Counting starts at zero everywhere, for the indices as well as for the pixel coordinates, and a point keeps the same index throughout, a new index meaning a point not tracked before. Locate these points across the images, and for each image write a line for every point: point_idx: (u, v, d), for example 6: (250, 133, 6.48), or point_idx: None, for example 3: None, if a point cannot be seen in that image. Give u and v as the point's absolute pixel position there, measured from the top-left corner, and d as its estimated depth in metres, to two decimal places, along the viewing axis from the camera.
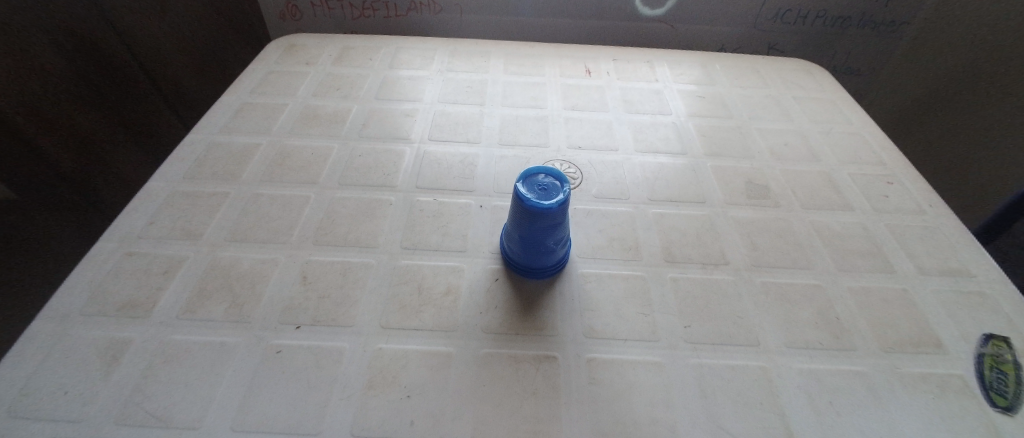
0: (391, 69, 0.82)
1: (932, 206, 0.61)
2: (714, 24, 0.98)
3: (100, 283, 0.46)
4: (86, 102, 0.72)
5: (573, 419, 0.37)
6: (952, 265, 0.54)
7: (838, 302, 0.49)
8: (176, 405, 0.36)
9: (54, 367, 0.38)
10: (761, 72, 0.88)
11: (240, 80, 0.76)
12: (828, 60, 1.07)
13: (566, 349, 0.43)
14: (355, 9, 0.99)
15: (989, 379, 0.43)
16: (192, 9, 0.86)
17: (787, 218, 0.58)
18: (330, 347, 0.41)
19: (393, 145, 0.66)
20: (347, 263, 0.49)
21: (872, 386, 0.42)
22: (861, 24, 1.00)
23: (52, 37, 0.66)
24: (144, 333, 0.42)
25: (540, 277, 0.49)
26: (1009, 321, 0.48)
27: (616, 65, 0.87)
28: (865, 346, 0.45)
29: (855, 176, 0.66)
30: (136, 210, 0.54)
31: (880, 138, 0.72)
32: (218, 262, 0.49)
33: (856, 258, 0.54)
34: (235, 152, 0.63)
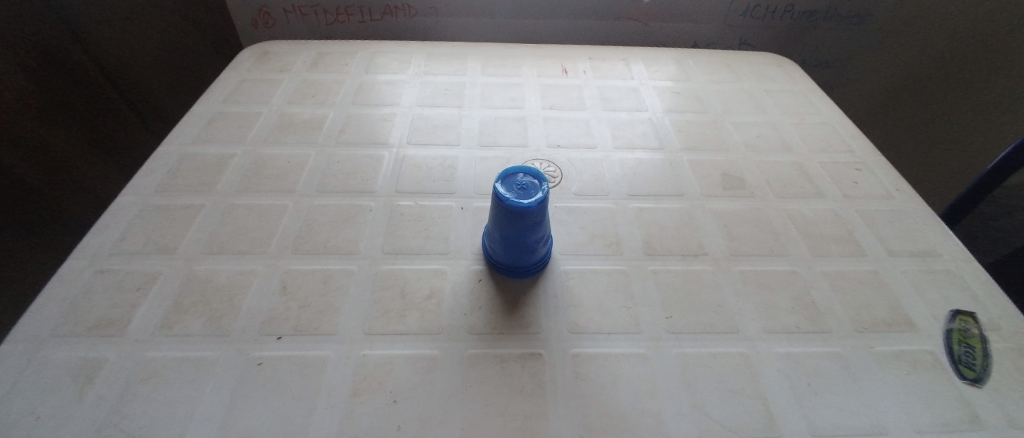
0: (367, 74, 0.81)
1: (899, 190, 0.63)
2: (687, 21, 1.00)
3: (70, 302, 0.44)
4: (52, 118, 0.70)
5: (560, 414, 0.38)
6: (919, 247, 0.56)
7: (813, 286, 0.51)
8: (155, 423, 0.35)
9: (24, 391, 0.37)
10: (734, 67, 0.90)
11: (213, 89, 0.75)
12: (798, 53, 1.10)
13: (551, 346, 0.43)
14: (329, 15, 0.98)
15: (959, 353, 0.45)
16: (161, 20, 0.84)
17: (762, 207, 0.60)
18: (313, 356, 0.41)
19: (371, 150, 0.65)
20: (328, 270, 0.49)
21: (848, 366, 0.43)
22: (827, 18, 1.03)
23: (15, 54, 0.64)
24: (118, 352, 0.40)
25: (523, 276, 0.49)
26: (974, 298, 0.50)
27: (592, 64, 0.88)
28: (840, 327, 0.46)
29: (825, 164, 0.68)
30: (107, 226, 0.52)
31: (848, 127, 0.75)
32: (195, 275, 0.48)
33: (829, 244, 0.56)
34: (209, 162, 0.62)
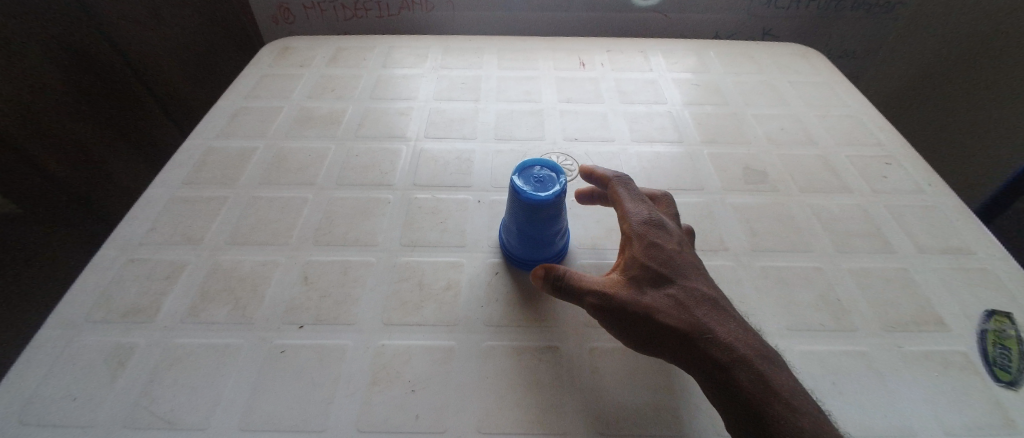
0: (384, 68, 0.82)
1: (930, 185, 0.61)
2: (708, 11, 0.98)
3: (103, 290, 0.46)
4: (82, 113, 0.73)
5: (576, 407, 0.38)
6: (952, 243, 0.54)
7: (838, 283, 0.49)
8: (183, 407, 0.37)
9: (62, 374, 0.39)
10: (756, 58, 0.88)
11: (235, 84, 0.76)
12: (824, 44, 1.06)
13: (568, 340, 0.43)
14: (346, 10, 0.98)
15: (993, 355, 0.43)
16: (186, 17, 0.86)
17: (785, 202, 0.58)
18: (332, 345, 0.42)
19: (389, 143, 0.66)
20: (347, 262, 0.50)
21: (874, 365, 0.42)
22: (855, 7, 0.99)
23: (49, 52, 0.66)
24: (148, 338, 0.42)
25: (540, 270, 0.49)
26: (1011, 297, 0.48)
27: (610, 56, 0.87)
28: (866, 326, 0.45)
29: (852, 158, 0.66)
30: (136, 217, 0.54)
31: (877, 119, 0.72)
32: (220, 265, 0.49)
33: (855, 240, 0.54)
34: (232, 156, 0.63)
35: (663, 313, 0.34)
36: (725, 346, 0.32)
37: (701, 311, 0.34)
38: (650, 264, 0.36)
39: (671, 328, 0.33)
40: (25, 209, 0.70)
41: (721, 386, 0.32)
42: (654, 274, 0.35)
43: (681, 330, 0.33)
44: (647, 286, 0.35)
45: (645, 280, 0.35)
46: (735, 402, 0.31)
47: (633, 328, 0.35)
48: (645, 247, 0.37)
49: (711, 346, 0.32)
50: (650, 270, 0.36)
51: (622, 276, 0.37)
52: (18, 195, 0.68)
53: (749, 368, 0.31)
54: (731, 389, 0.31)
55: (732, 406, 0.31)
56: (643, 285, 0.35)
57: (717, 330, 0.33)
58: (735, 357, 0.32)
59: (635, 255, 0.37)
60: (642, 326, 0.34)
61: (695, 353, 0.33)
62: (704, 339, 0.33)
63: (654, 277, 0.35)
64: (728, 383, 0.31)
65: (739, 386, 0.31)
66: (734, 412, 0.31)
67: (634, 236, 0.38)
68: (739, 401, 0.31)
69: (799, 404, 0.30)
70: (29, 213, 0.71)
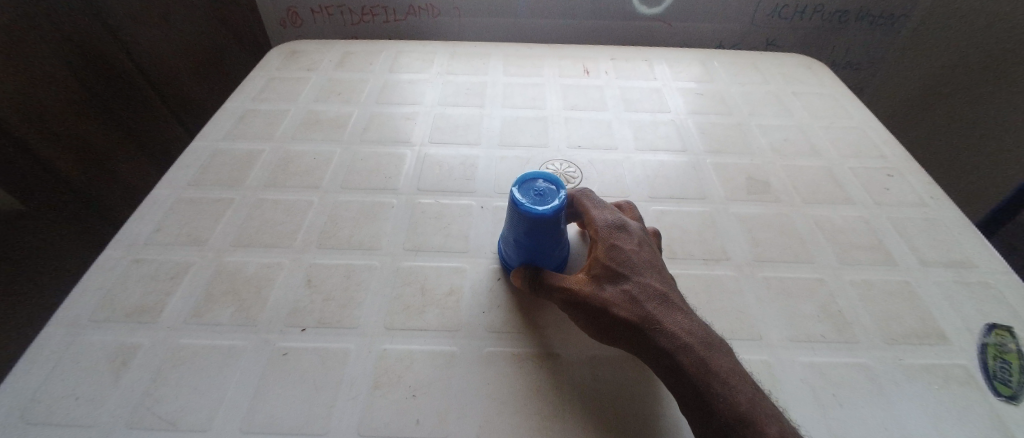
0: (391, 73, 0.83)
1: (933, 198, 0.61)
2: (713, 21, 0.98)
3: (109, 289, 0.46)
4: (89, 112, 0.73)
5: (576, 415, 0.38)
6: (954, 257, 0.54)
7: (839, 294, 0.49)
8: (185, 408, 0.37)
9: (66, 373, 0.39)
10: (760, 68, 0.88)
11: (243, 86, 0.77)
12: (827, 55, 1.07)
13: (569, 347, 0.43)
14: (354, 15, 0.99)
15: (994, 369, 0.43)
16: (197, 20, 0.87)
17: (787, 213, 0.59)
18: (335, 348, 0.42)
19: (394, 148, 0.66)
20: (351, 265, 0.50)
21: (875, 378, 0.42)
22: (859, 20, 1.00)
23: (59, 51, 0.67)
24: (152, 338, 0.42)
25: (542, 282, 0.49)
26: (1012, 311, 0.48)
27: (615, 64, 0.88)
28: (868, 338, 0.45)
29: (855, 169, 0.66)
30: (143, 217, 0.54)
31: (880, 131, 0.72)
32: (224, 267, 0.49)
33: (857, 252, 0.54)
34: (239, 158, 0.64)
35: (618, 306, 0.37)
36: (674, 336, 0.35)
37: (654, 305, 0.37)
38: (609, 262, 0.39)
39: (624, 319, 0.37)
40: (24, 202, 0.71)
41: (671, 372, 0.35)
42: (611, 270, 0.39)
43: (633, 322, 0.36)
44: (607, 281, 0.39)
45: (604, 276, 0.39)
46: (683, 387, 0.34)
47: (592, 319, 0.38)
48: (606, 247, 0.40)
49: (660, 336, 0.36)
50: (608, 268, 0.39)
51: (585, 272, 0.40)
52: (18, 189, 0.69)
53: (695, 357, 0.34)
54: (680, 375, 0.34)
55: (680, 391, 0.34)
56: (602, 281, 0.39)
57: (669, 322, 0.36)
58: (681, 346, 0.35)
59: (596, 253, 0.40)
60: (600, 318, 0.38)
61: (647, 340, 0.36)
62: (654, 329, 0.36)
63: (612, 273, 0.39)
64: (676, 369, 0.34)
65: (686, 372, 0.34)
66: (682, 395, 0.34)
67: (597, 237, 0.41)
68: (686, 385, 0.34)
69: (737, 390, 0.32)
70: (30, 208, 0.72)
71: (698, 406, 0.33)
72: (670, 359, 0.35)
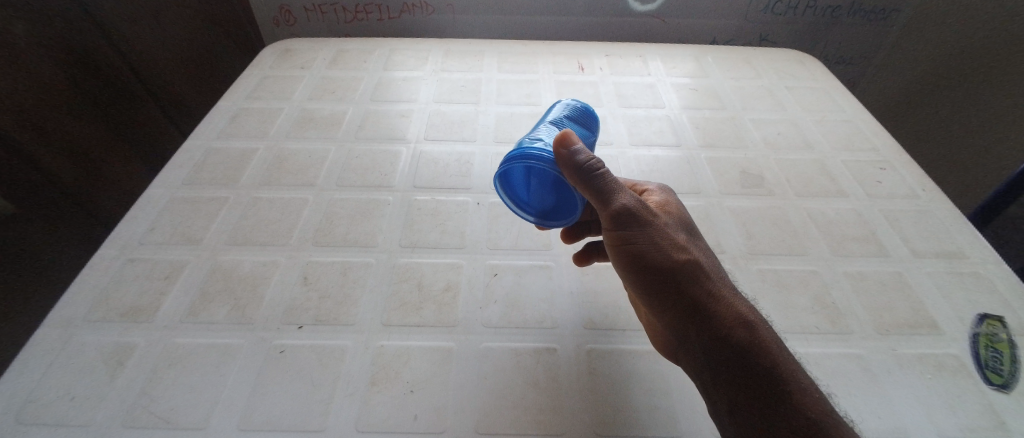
0: (385, 71, 0.82)
1: (925, 190, 0.62)
2: (706, 17, 0.99)
3: (103, 290, 0.46)
4: (81, 112, 0.73)
5: (574, 408, 0.38)
6: (946, 248, 0.54)
7: (833, 286, 0.50)
8: (181, 407, 0.37)
9: (61, 373, 0.39)
10: (754, 63, 0.89)
11: (236, 85, 0.77)
12: (820, 49, 1.07)
13: (566, 341, 0.43)
14: (347, 13, 0.99)
15: (985, 358, 0.43)
16: (188, 18, 0.86)
17: (781, 206, 0.59)
18: (331, 346, 0.42)
19: (389, 146, 0.66)
20: (347, 262, 0.50)
21: (868, 368, 0.42)
22: (851, 14, 1.00)
23: (49, 51, 0.66)
24: (147, 338, 0.42)
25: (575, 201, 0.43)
26: (1003, 301, 0.48)
27: (609, 60, 0.88)
28: (861, 329, 0.46)
29: (848, 162, 0.66)
30: (136, 216, 0.54)
31: (872, 125, 0.73)
32: (220, 266, 0.49)
33: (850, 244, 0.55)
34: (233, 157, 0.64)
35: (694, 251, 0.36)
36: (739, 300, 0.35)
37: (720, 271, 0.38)
38: (683, 218, 0.40)
39: (700, 263, 0.35)
40: (23, 209, 0.70)
41: (736, 330, 0.32)
42: (685, 224, 0.40)
43: (708, 270, 0.36)
44: (680, 229, 0.38)
45: (678, 224, 0.39)
46: (750, 348, 0.31)
47: (664, 245, 0.35)
48: (678, 206, 0.42)
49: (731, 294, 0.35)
50: (683, 222, 0.40)
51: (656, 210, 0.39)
52: (20, 197, 0.68)
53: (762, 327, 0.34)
54: (747, 336, 0.32)
55: (744, 353, 0.31)
56: (676, 226, 0.38)
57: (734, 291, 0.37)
58: (751, 310, 0.34)
59: (672, 204, 0.41)
60: (674, 250, 0.35)
61: (715, 291, 0.34)
62: (727, 288, 0.36)
63: (686, 227, 0.39)
64: (745, 327, 0.32)
65: (755, 334, 0.32)
66: (741, 358, 0.31)
67: (666, 196, 0.43)
68: (752, 348, 0.31)
69: (803, 371, 0.31)
70: (25, 213, 0.70)
71: (761, 373, 0.30)
72: (739, 316, 0.33)
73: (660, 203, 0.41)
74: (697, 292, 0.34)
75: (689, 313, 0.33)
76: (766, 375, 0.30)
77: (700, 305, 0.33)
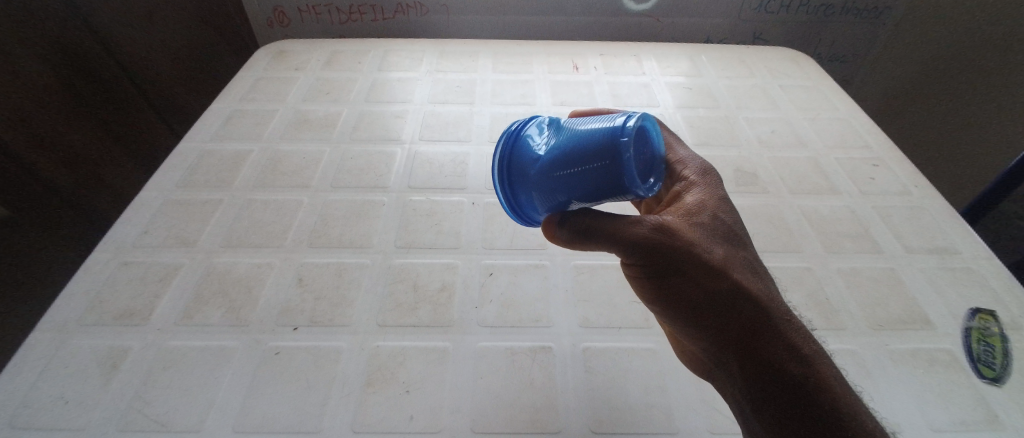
0: (380, 71, 0.82)
1: (918, 187, 0.62)
2: (700, 16, 0.99)
3: (96, 293, 0.46)
4: (76, 116, 0.72)
5: (569, 407, 0.38)
6: (939, 244, 0.55)
7: (827, 284, 0.50)
8: (176, 410, 0.37)
9: (54, 377, 0.38)
10: (747, 62, 0.89)
11: (230, 87, 0.77)
12: (814, 47, 1.08)
13: (562, 340, 0.43)
14: (341, 13, 0.99)
15: (978, 352, 0.44)
16: (183, 20, 0.86)
17: (775, 204, 0.59)
18: (326, 347, 0.42)
19: (384, 146, 0.66)
20: (342, 264, 0.50)
21: (863, 364, 0.42)
22: (844, 12, 1.01)
23: (43, 53, 0.66)
24: (142, 341, 0.42)
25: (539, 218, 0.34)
26: (995, 296, 0.49)
27: (603, 60, 0.88)
28: (855, 325, 0.46)
29: (842, 160, 0.67)
30: (130, 219, 0.54)
31: (866, 122, 0.73)
32: (215, 268, 0.49)
33: (844, 241, 0.55)
34: (228, 158, 0.63)
35: (735, 269, 0.29)
36: (792, 327, 0.29)
37: (769, 286, 0.31)
38: (723, 221, 0.32)
39: (742, 288, 0.29)
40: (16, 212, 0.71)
41: (789, 370, 0.27)
42: (724, 230, 0.31)
43: (754, 295, 0.29)
44: (719, 238, 0.31)
45: (716, 231, 0.31)
46: (803, 392, 0.26)
47: (695, 275, 0.29)
48: (717, 200, 0.33)
49: (783, 322, 0.29)
50: (724, 227, 0.31)
51: (686, 218, 0.31)
52: (16, 203, 0.69)
53: (820, 356, 0.28)
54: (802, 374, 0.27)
55: (796, 396, 0.26)
56: (712, 236, 0.30)
57: (787, 310, 0.30)
58: (805, 339, 0.29)
59: (708, 203, 0.32)
60: (709, 277, 0.28)
61: (763, 323, 0.28)
62: (777, 310, 0.29)
63: (726, 232, 0.31)
64: (798, 360, 0.27)
65: (808, 369, 0.27)
66: (797, 407, 0.26)
67: (702, 186, 0.34)
68: (807, 388, 0.26)
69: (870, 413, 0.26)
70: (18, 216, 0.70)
71: (819, 420, 0.25)
72: (792, 350, 0.28)
73: (692, 206, 0.32)
74: (739, 325, 0.28)
75: (728, 349, 0.29)
76: (823, 419, 0.25)
77: (742, 341, 0.28)
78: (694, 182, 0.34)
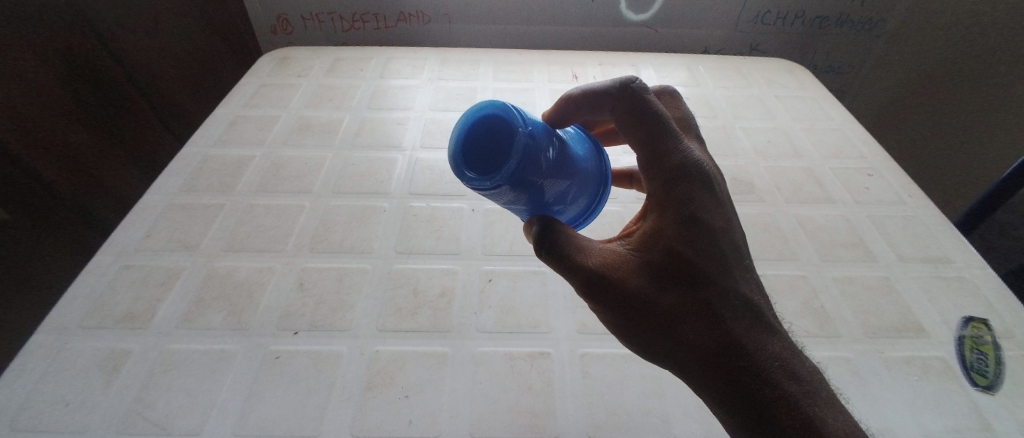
0: (382, 79, 0.84)
1: (911, 196, 0.63)
2: (698, 27, 1.01)
3: (99, 296, 0.46)
4: (79, 120, 0.73)
5: (567, 412, 0.38)
6: (932, 253, 0.55)
7: (822, 291, 0.51)
8: (177, 413, 0.37)
9: (56, 379, 0.39)
10: (744, 73, 0.91)
11: (234, 92, 0.77)
12: (810, 58, 1.10)
13: (560, 346, 0.44)
14: (345, 21, 1.00)
15: (971, 360, 0.44)
16: (187, 26, 0.87)
17: (770, 212, 0.60)
18: (326, 351, 0.42)
19: (385, 153, 0.67)
20: (342, 268, 0.50)
21: (857, 372, 0.43)
22: (838, 24, 1.03)
23: (47, 58, 0.67)
24: (142, 344, 0.42)
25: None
26: (988, 305, 0.49)
27: (602, 70, 0.89)
28: (849, 332, 0.47)
29: (836, 170, 0.68)
30: (133, 223, 0.54)
31: (861, 133, 0.75)
32: (217, 272, 0.49)
33: (839, 249, 0.56)
34: (230, 164, 0.64)
35: (684, 315, 0.29)
36: (757, 371, 0.27)
37: (739, 325, 0.28)
38: (673, 256, 0.29)
39: (693, 336, 0.28)
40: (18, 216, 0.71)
41: (737, 415, 0.27)
42: (674, 268, 0.29)
43: (704, 344, 0.28)
44: (666, 281, 0.29)
45: (664, 271, 0.29)
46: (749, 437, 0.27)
47: (641, 323, 0.30)
48: (672, 226, 0.29)
49: (742, 367, 0.27)
50: (677, 263, 0.29)
51: (634, 258, 0.30)
52: (20, 209, 0.69)
53: (789, 407, 0.26)
54: (754, 424, 0.26)
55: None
56: (661, 279, 0.29)
57: (756, 354, 0.27)
58: (772, 384, 0.27)
59: (661, 234, 0.30)
60: (653, 325, 0.30)
61: (716, 369, 0.28)
62: (737, 358, 0.27)
63: (677, 271, 0.29)
64: (752, 408, 0.27)
65: (764, 418, 0.26)
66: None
67: (657, 209, 0.30)
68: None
69: None
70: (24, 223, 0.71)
71: None
72: (747, 399, 0.27)
73: (642, 240, 0.31)
74: (690, 369, 0.29)
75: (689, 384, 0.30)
76: None
77: (696, 381, 0.29)
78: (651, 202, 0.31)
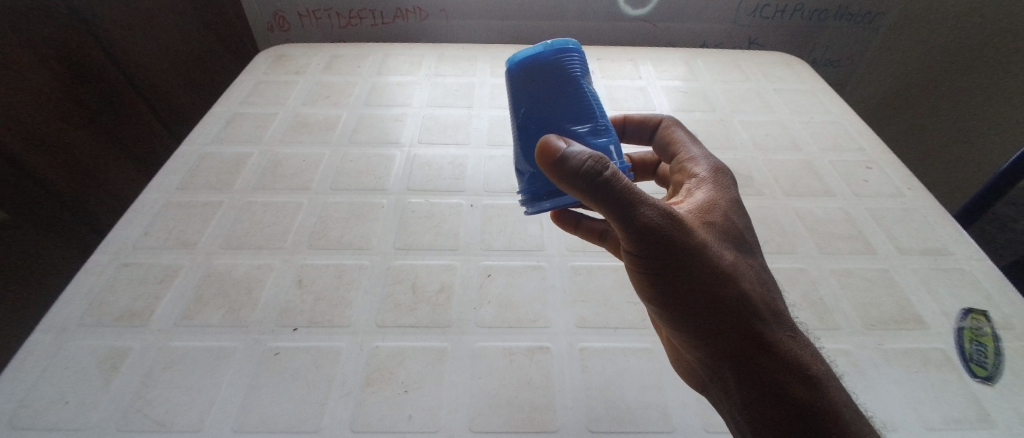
0: (379, 75, 0.83)
1: (911, 189, 0.63)
2: (696, 21, 1.00)
3: (97, 294, 0.46)
4: (75, 119, 0.73)
5: (567, 406, 0.38)
6: (931, 245, 0.55)
7: (821, 284, 0.51)
8: (177, 410, 0.37)
9: (55, 377, 0.39)
10: (742, 67, 0.90)
11: (231, 90, 0.77)
12: (808, 52, 1.09)
13: (559, 340, 0.44)
14: (342, 18, 1.00)
15: (970, 351, 0.44)
16: (182, 24, 0.87)
17: (770, 206, 0.60)
18: (325, 347, 0.42)
19: (383, 149, 0.67)
20: (341, 265, 0.50)
21: (857, 364, 0.43)
22: (837, 17, 1.03)
23: (43, 58, 0.67)
24: (142, 341, 0.42)
25: (542, 201, 0.34)
26: (987, 296, 0.49)
27: (600, 65, 0.89)
28: (848, 324, 0.47)
29: (835, 163, 0.68)
30: (130, 221, 0.54)
31: (860, 126, 0.74)
32: (215, 269, 0.49)
33: (838, 242, 0.56)
34: (228, 161, 0.64)
35: (744, 274, 0.30)
36: (794, 333, 0.30)
37: (774, 292, 0.32)
38: (734, 223, 0.33)
39: (745, 293, 0.30)
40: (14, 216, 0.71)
41: (787, 374, 0.28)
42: (732, 231, 0.32)
43: (760, 302, 0.30)
44: (728, 242, 0.32)
45: (727, 233, 0.32)
46: (796, 395, 0.28)
47: (705, 275, 0.29)
48: (728, 201, 0.34)
49: (783, 329, 0.30)
50: (733, 229, 0.32)
51: (699, 216, 0.32)
52: None
53: (820, 366, 0.29)
54: (802, 380, 0.28)
55: (788, 400, 0.28)
56: (722, 238, 0.31)
57: (789, 321, 0.31)
58: (806, 345, 0.30)
59: (720, 205, 0.34)
60: (718, 277, 0.29)
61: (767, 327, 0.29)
62: (780, 319, 0.30)
63: (736, 235, 0.32)
64: (798, 364, 0.29)
65: (809, 375, 0.28)
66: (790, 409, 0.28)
67: (713, 185, 0.36)
68: (808, 394, 0.28)
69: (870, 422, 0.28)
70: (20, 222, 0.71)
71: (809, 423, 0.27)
72: (792, 358, 0.29)
73: (703, 204, 0.33)
74: (742, 328, 0.29)
75: (729, 350, 0.30)
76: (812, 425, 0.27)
77: (746, 343, 0.29)
78: (704, 180, 0.36)
